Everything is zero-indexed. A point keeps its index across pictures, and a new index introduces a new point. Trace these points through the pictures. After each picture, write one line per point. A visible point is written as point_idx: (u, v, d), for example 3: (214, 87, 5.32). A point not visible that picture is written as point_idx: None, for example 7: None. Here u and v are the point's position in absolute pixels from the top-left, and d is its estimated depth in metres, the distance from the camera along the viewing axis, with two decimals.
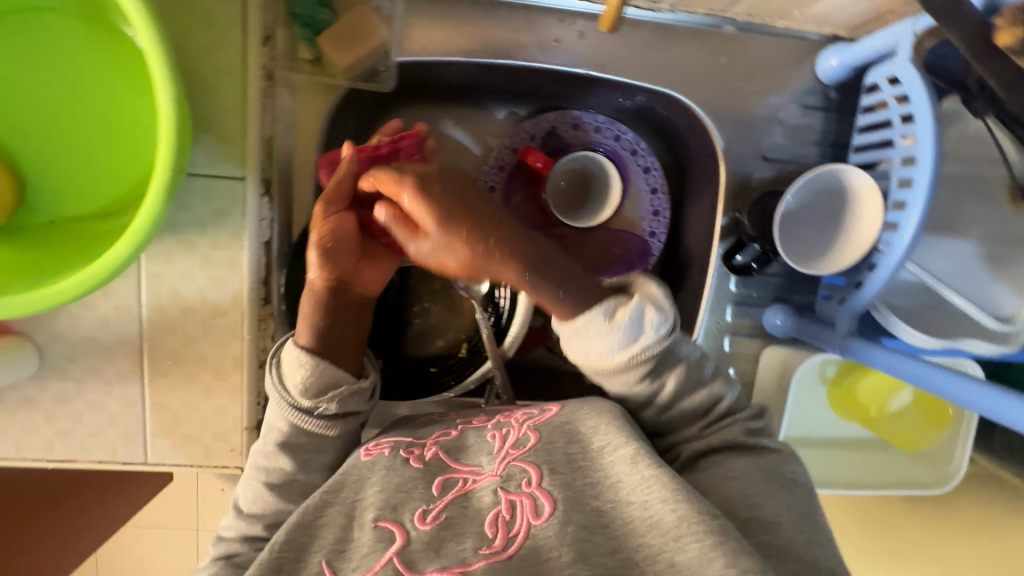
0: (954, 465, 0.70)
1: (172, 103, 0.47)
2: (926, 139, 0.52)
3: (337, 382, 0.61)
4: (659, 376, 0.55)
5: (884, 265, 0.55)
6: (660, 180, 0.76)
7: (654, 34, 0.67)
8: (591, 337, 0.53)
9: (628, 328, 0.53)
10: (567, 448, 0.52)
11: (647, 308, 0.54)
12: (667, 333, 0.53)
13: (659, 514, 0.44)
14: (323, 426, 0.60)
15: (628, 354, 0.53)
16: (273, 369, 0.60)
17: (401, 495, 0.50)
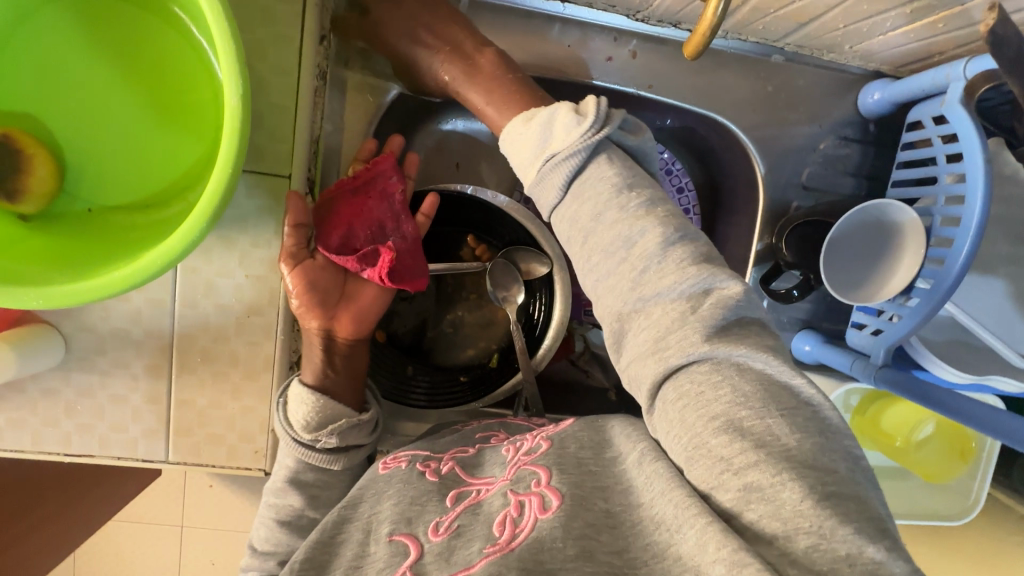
0: (972, 499, 0.70)
1: (239, 98, 0.46)
2: (978, 179, 0.53)
3: (338, 416, 0.60)
4: (584, 185, 0.50)
5: (926, 300, 0.56)
6: (692, 201, 0.78)
7: (703, 59, 0.67)
8: (513, 139, 0.54)
9: (545, 127, 0.52)
10: (579, 452, 0.49)
11: (566, 114, 0.51)
12: (585, 130, 0.50)
13: (661, 507, 0.41)
14: (323, 460, 0.60)
15: (541, 155, 0.52)
16: (279, 409, 0.60)
17: (416, 509, 0.50)
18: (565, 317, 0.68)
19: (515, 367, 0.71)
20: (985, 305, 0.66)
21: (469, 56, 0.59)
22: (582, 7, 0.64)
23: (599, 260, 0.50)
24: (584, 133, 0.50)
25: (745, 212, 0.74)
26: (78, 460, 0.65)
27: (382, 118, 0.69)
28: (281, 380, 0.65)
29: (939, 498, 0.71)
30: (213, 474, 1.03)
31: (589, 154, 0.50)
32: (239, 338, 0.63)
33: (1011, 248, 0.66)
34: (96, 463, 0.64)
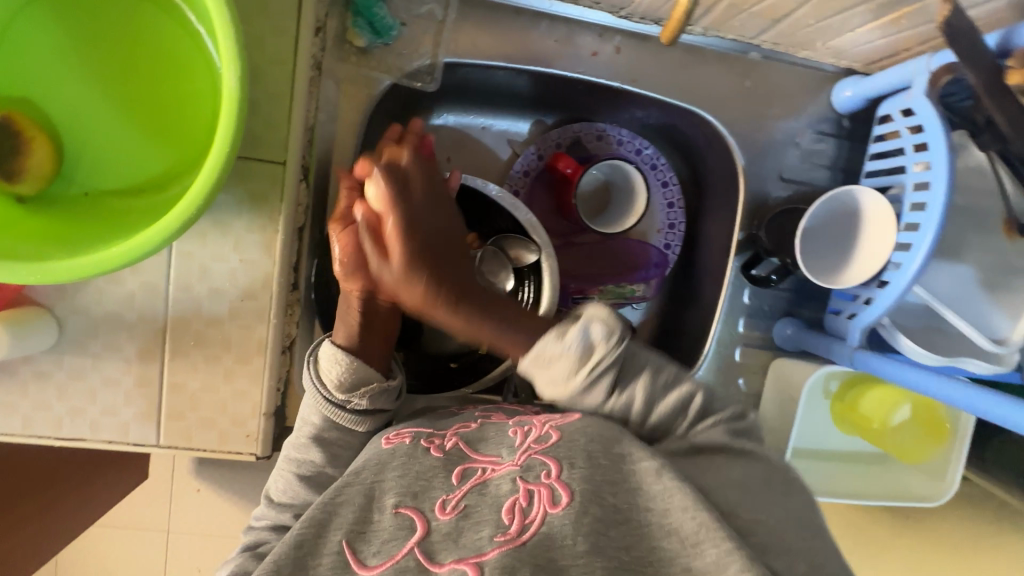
0: (948, 479, 0.72)
1: (236, 81, 0.48)
2: (941, 166, 0.56)
3: (370, 378, 0.63)
4: (625, 387, 0.57)
5: (895, 282, 0.58)
6: (677, 196, 0.81)
7: (685, 56, 0.71)
8: (546, 357, 0.56)
9: (580, 344, 0.55)
10: (589, 445, 0.51)
11: (591, 326, 0.56)
12: (618, 341, 0.56)
13: (678, 522, 0.44)
14: (349, 421, 0.62)
15: (586, 374, 0.55)
16: (311, 363, 0.64)
17: (422, 483, 0.50)
18: (552, 305, 0.69)
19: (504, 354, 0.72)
20: (952, 290, 0.69)
21: (470, 274, 0.60)
22: (568, 5, 0.67)
23: (662, 414, 0.57)
24: (610, 351, 0.56)
25: (725, 203, 0.77)
26: (68, 444, 0.65)
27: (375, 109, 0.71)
28: (274, 363, 0.66)
29: (913, 479, 0.74)
30: (200, 477, 1.01)
31: (620, 359, 0.57)
32: (232, 321, 0.64)
33: (979, 236, 0.69)
34: (86, 447, 0.65)
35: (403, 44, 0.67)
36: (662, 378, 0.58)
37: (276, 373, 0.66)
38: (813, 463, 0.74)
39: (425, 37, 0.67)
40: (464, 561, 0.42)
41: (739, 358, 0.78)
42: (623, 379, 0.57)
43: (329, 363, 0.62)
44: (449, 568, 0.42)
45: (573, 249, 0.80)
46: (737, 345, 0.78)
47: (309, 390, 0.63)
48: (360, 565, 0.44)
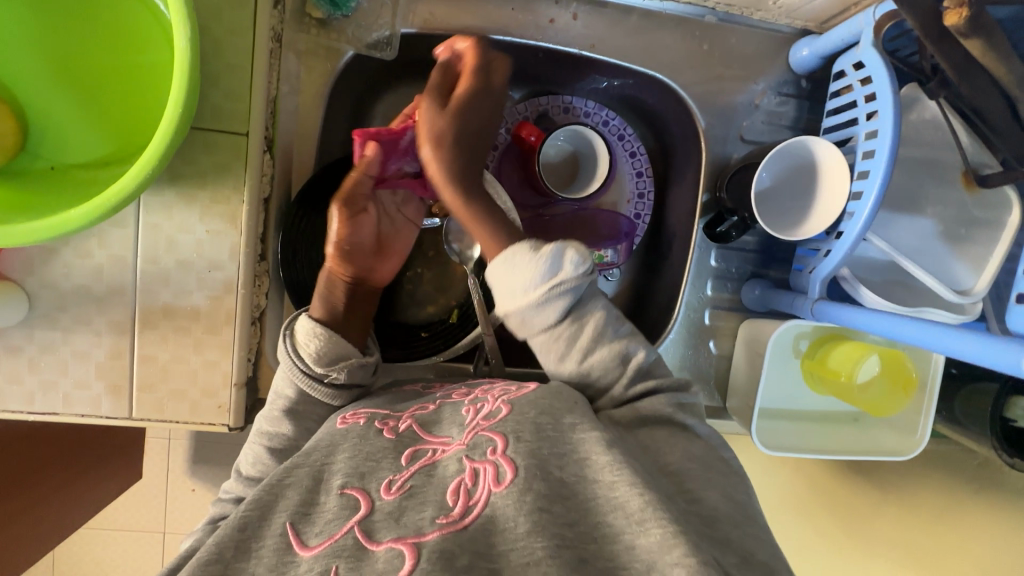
0: (920, 435, 0.73)
1: (187, 40, 0.50)
2: (889, 113, 0.56)
3: (348, 354, 0.63)
4: (575, 320, 0.58)
5: (849, 231, 0.59)
6: (645, 164, 0.81)
7: (641, 21, 0.72)
8: (515, 265, 0.57)
9: (550, 261, 0.56)
10: (537, 417, 0.51)
11: (569, 249, 0.57)
12: (586, 273, 0.57)
13: (625, 497, 0.43)
14: (324, 394, 0.61)
15: (546, 286, 0.56)
16: (286, 336, 0.63)
17: (370, 463, 0.50)
18: None
19: (475, 322, 0.73)
20: (913, 242, 0.70)
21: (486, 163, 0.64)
22: None
23: (593, 373, 0.59)
24: (578, 277, 0.56)
25: (689, 168, 0.77)
26: (43, 419, 0.66)
27: (341, 82, 0.72)
28: (243, 334, 0.67)
29: (882, 435, 0.75)
30: (195, 478, 1.03)
31: (580, 291, 0.58)
32: (201, 293, 0.65)
33: (939, 189, 0.70)
34: (60, 421, 0.66)
35: (362, 16, 0.68)
36: (609, 328, 0.59)
37: (246, 343, 0.67)
38: (784, 423, 0.75)
39: (385, 8, 0.68)
40: (402, 541, 0.41)
41: (709, 321, 0.79)
42: (576, 313, 0.58)
43: (305, 336, 0.62)
44: (386, 546, 0.41)
45: (544, 222, 0.80)
46: (706, 308, 0.79)
47: (283, 361, 0.62)
48: (300, 545, 0.43)
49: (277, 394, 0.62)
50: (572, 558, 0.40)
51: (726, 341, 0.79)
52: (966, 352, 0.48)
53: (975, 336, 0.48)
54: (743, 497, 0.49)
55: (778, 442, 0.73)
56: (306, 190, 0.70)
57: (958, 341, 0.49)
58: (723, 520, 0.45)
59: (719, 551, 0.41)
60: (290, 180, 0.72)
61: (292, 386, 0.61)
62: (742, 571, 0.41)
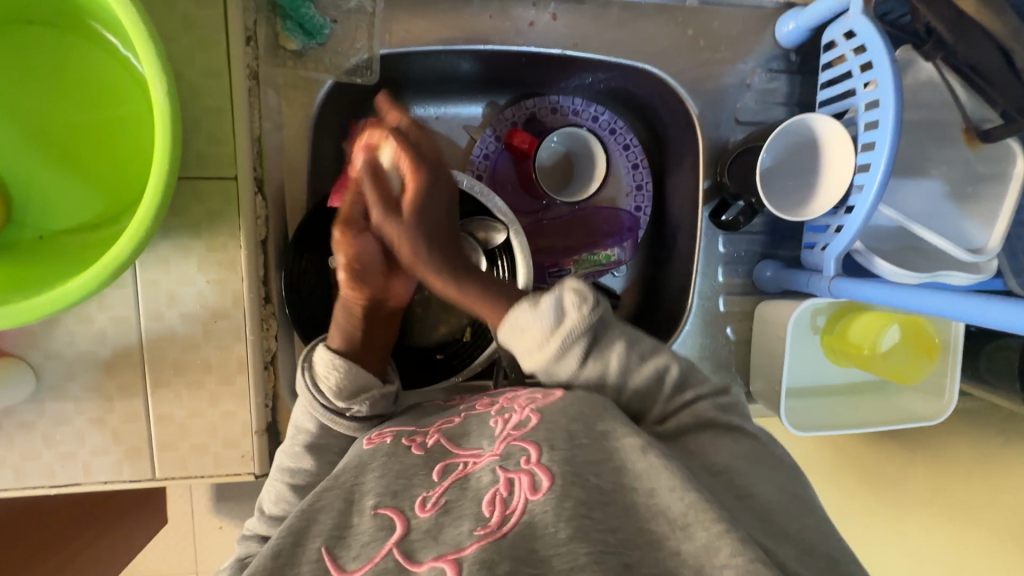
0: (947, 397, 0.72)
1: (166, 96, 0.48)
2: (887, 81, 0.55)
3: (368, 385, 0.62)
4: (600, 354, 0.57)
5: (861, 205, 0.58)
6: (640, 155, 0.80)
7: (622, 13, 0.70)
8: (521, 327, 0.57)
9: (552, 312, 0.56)
10: (569, 425, 0.51)
11: (567, 293, 0.57)
12: (592, 309, 0.56)
13: (667, 503, 0.42)
14: (342, 425, 0.60)
15: (558, 337, 0.56)
16: (305, 369, 0.61)
17: (402, 481, 0.49)
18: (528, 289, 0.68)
19: (490, 338, 0.72)
20: (921, 206, 0.69)
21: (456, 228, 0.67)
22: None
23: (633, 399, 0.58)
24: (589, 314, 0.56)
25: (686, 157, 0.76)
26: (64, 491, 0.65)
27: (323, 111, 0.69)
28: (258, 380, 0.66)
29: (913, 398, 0.74)
30: (221, 516, 0.99)
31: (595, 325, 0.57)
32: (211, 344, 0.64)
33: (941, 151, 0.69)
34: (82, 490, 0.64)
35: (338, 42, 0.66)
36: (638, 349, 0.58)
37: (262, 389, 0.66)
38: (808, 402, 0.74)
39: (361, 30, 0.66)
40: (444, 558, 0.39)
41: (723, 308, 0.77)
42: (599, 347, 0.57)
43: (326, 377, 0.61)
44: (428, 565, 0.39)
45: (543, 226, 0.80)
46: (719, 295, 0.77)
47: (302, 396, 0.61)
48: (338, 570, 0.41)
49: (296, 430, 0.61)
50: (617, 564, 0.38)
51: (743, 326, 0.78)
52: (974, 317, 0.48)
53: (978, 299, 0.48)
54: (782, 480, 0.49)
55: (809, 421, 0.73)
56: (304, 230, 0.69)
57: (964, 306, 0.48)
58: (792, 522, 0.44)
59: (771, 542, 0.41)
60: (284, 218, 0.71)
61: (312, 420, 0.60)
62: (804, 564, 0.41)
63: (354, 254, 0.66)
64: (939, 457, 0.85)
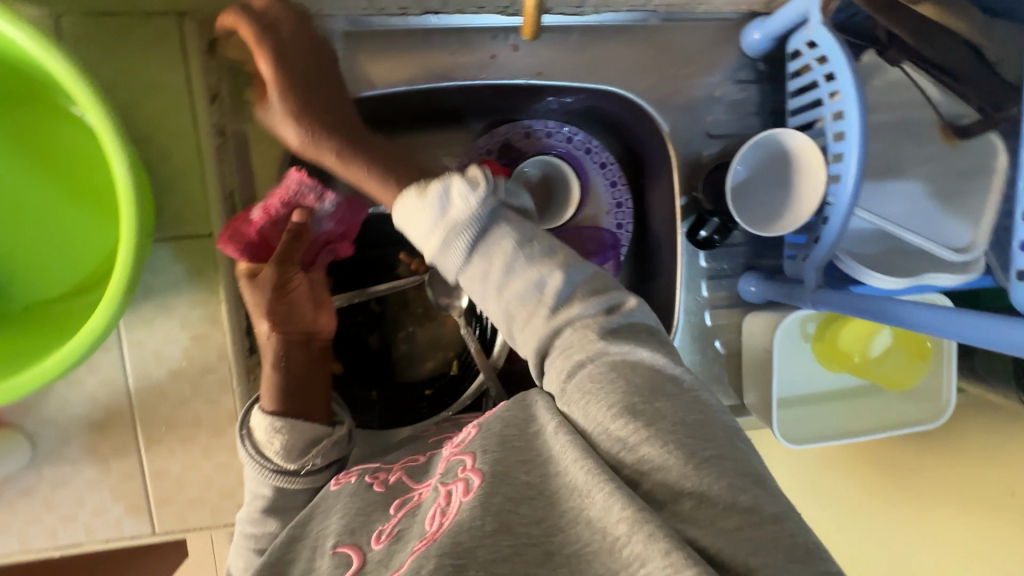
0: (945, 398, 0.71)
1: (128, 171, 0.48)
2: (850, 92, 0.55)
3: (317, 439, 0.59)
4: (487, 250, 0.48)
5: (835, 216, 0.58)
6: (618, 173, 0.79)
7: (584, 37, 0.70)
8: (406, 216, 0.50)
9: (439, 200, 0.48)
10: (504, 430, 0.48)
11: (456, 181, 0.49)
12: (483, 201, 0.48)
13: (573, 475, 0.41)
14: (288, 482, 0.57)
15: (444, 226, 0.47)
16: (246, 440, 0.58)
17: (361, 518, 0.50)
18: None
19: (475, 370, 0.72)
20: (904, 208, 0.68)
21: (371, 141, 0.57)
22: (454, 15, 0.67)
23: (515, 308, 0.49)
24: (484, 203, 0.48)
25: (661, 173, 0.76)
26: (69, 552, 0.66)
27: None
28: None
29: (911, 401, 0.73)
30: None
31: (484, 222, 0.48)
32: (198, 397, 0.65)
33: (919, 150, 0.68)
34: (86, 550, 0.66)
35: None
36: (527, 250, 0.49)
37: None
38: (804, 411, 0.73)
39: None
40: None
41: (710, 322, 0.77)
42: (486, 242, 0.48)
43: (271, 442, 0.57)
44: None
45: None
46: (705, 310, 0.77)
47: (240, 454, 0.58)
48: None
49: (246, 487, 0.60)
50: (538, 555, 0.38)
51: (732, 338, 0.77)
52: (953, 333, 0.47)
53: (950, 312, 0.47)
54: None
55: (801, 433, 0.71)
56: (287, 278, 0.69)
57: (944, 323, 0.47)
58: None
59: None
60: None
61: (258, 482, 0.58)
62: None
63: (276, 311, 0.60)
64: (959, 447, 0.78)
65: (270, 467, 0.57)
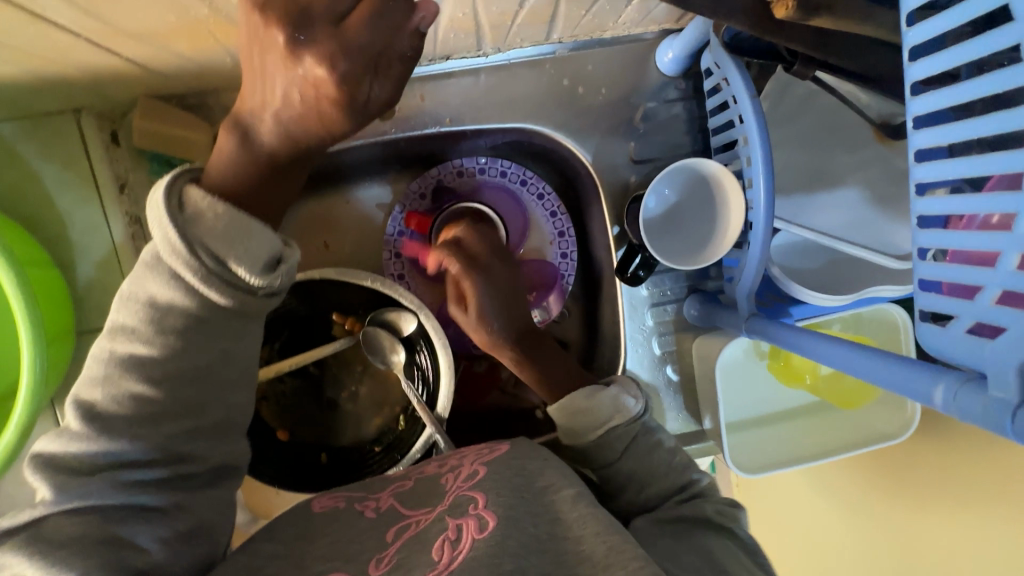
0: (910, 409, 0.67)
1: (18, 287, 0.50)
2: (750, 116, 0.52)
3: (270, 253, 0.47)
4: (632, 458, 0.59)
5: (755, 241, 0.55)
6: (558, 203, 0.76)
7: (492, 76, 0.68)
8: (574, 411, 0.61)
9: (608, 404, 0.61)
10: (514, 477, 0.47)
11: (626, 394, 0.62)
12: (642, 414, 0.61)
13: (591, 546, 0.41)
14: (228, 298, 0.45)
15: (607, 425, 0.60)
16: (176, 214, 0.44)
17: (353, 546, 0.44)
18: (450, 368, 0.67)
19: (422, 424, 0.70)
20: (847, 219, 0.64)
21: (528, 362, 0.68)
22: None
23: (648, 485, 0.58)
24: (640, 417, 0.61)
25: (594, 201, 0.74)
26: None
27: None
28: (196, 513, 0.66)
29: (876, 416, 0.69)
30: None
31: (638, 431, 0.60)
32: None
33: (853, 156, 0.65)
34: None
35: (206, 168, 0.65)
36: (663, 457, 0.60)
37: None
38: (762, 433, 0.70)
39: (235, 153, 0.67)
40: None
41: (660, 350, 0.75)
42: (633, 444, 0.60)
43: (228, 246, 0.44)
44: None
45: None
46: (653, 338, 0.75)
47: (161, 227, 0.43)
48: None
49: (131, 290, 0.45)
50: None
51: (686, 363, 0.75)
52: (890, 384, 0.39)
53: (907, 363, 0.38)
54: None
55: (752, 460, 0.68)
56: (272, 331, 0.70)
57: (885, 374, 0.39)
58: None
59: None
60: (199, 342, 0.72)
61: (171, 287, 0.44)
62: None
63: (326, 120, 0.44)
64: (950, 454, 0.67)
65: (213, 275, 0.44)
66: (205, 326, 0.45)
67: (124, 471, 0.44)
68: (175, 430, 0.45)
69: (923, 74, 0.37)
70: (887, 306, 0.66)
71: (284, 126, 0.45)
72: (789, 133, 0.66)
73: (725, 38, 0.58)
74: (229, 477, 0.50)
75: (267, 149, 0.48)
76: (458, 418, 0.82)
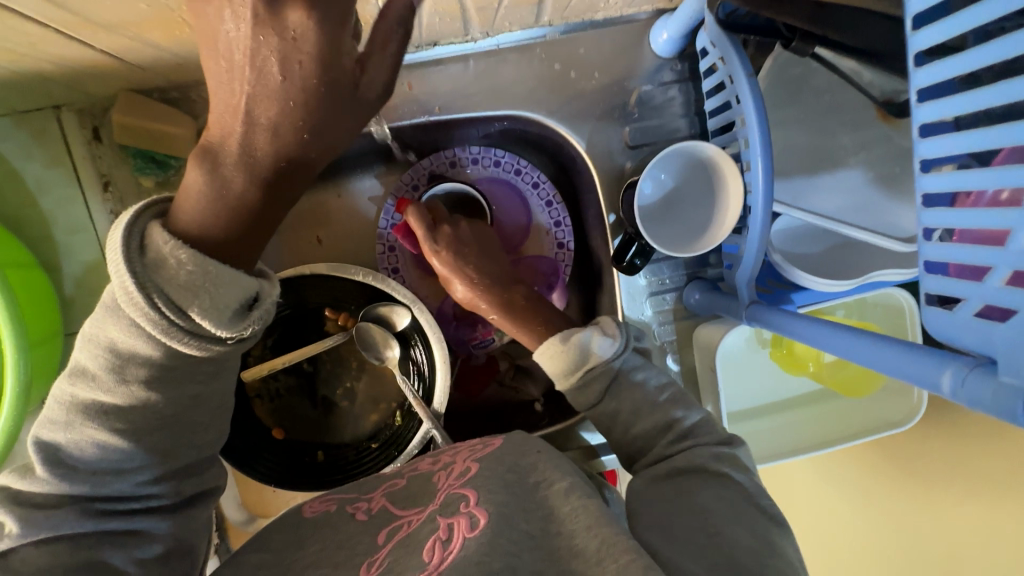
0: (917, 396, 0.66)
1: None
2: (747, 96, 0.50)
3: (244, 293, 0.43)
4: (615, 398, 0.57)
5: (754, 225, 0.53)
6: (552, 191, 0.75)
7: (482, 62, 0.67)
8: (549, 361, 0.59)
9: (578, 349, 0.58)
10: (506, 472, 0.46)
11: (597, 334, 0.59)
12: (618, 354, 0.58)
13: (584, 541, 0.39)
14: (201, 350, 0.42)
15: (580, 372, 0.58)
16: (138, 256, 0.40)
17: (343, 552, 0.44)
18: (444, 360, 0.66)
19: (417, 419, 0.68)
20: (850, 200, 0.62)
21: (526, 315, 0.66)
22: None
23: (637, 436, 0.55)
24: (617, 355, 0.58)
25: (590, 189, 0.72)
26: None
27: None
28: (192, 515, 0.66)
29: (882, 403, 0.67)
30: None
31: (614, 373, 0.57)
32: None
33: (856, 136, 0.63)
34: None
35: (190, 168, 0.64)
36: (644, 400, 0.56)
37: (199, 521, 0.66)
38: (766, 423, 0.68)
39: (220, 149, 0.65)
40: None
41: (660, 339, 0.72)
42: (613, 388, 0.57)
43: (192, 297, 0.41)
44: None
45: None
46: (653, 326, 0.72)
47: (119, 273, 0.39)
48: None
49: (93, 332, 0.43)
50: None
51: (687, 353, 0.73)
52: (896, 372, 0.37)
53: (913, 350, 0.37)
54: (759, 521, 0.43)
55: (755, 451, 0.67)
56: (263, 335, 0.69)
57: (890, 362, 0.38)
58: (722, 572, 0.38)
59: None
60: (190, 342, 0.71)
61: (131, 334, 0.41)
62: None
63: (315, 118, 0.40)
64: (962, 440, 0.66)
65: (179, 328, 0.41)
66: (177, 369, 0.43)
67: (98, 502, 0.44)
68: (151, 458, 0.45)
69: (927, 44, 0.35)
70: (893, 291, 0.64)
71: (274, 132, 0.41)
72: (790, 113, 0.64)
73: (720, 14, 0.55)
74: (207, 495, 0.51)
75: (238, 190, 0.43)
76: (458, 414, 0.81)
